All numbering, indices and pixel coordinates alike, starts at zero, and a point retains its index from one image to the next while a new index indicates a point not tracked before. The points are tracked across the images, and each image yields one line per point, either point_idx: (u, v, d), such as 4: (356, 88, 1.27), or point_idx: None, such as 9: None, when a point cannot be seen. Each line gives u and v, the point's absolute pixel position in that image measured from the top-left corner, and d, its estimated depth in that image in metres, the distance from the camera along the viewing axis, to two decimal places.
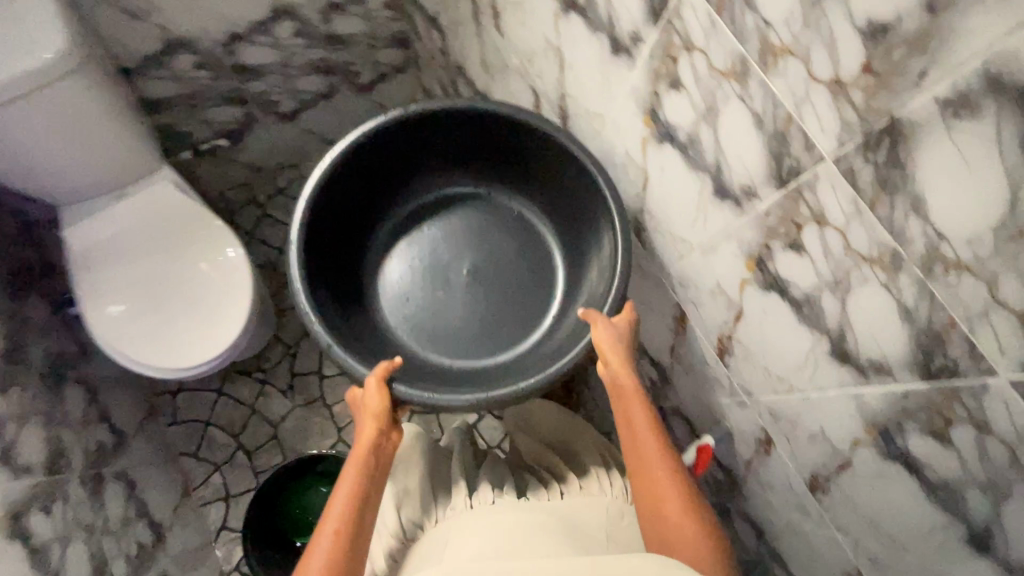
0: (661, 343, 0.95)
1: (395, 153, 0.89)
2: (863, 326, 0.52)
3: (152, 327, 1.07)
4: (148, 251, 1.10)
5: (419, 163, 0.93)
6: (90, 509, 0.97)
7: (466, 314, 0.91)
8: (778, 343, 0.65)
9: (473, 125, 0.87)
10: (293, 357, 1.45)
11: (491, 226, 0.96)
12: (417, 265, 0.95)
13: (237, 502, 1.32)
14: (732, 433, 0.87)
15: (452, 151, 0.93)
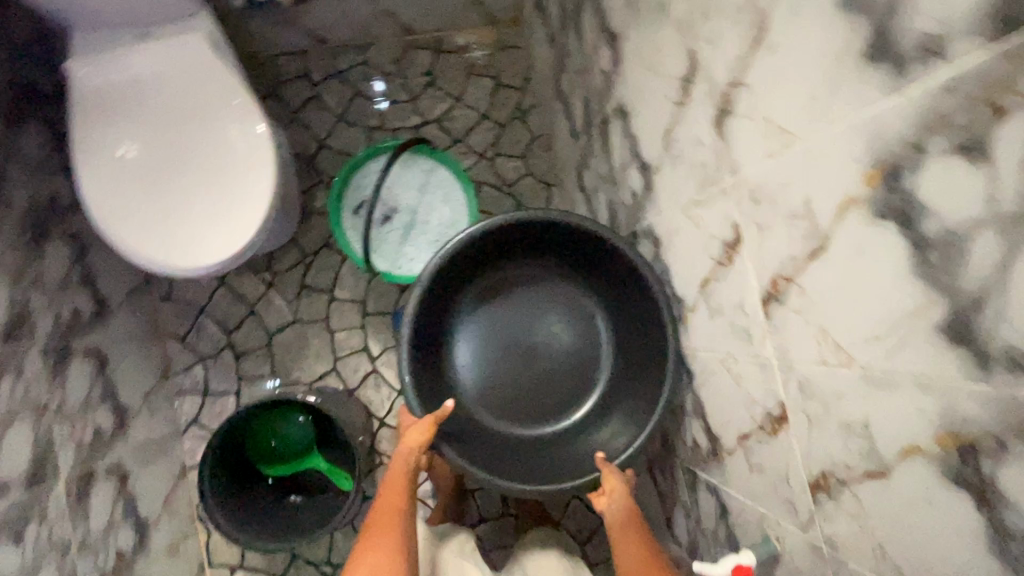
0: (731, 421, 0.76)
1: (517, 236, 0.93)
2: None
3: (153, 210, 0.91)
4: (166, 115, 0.92)
5: (528, 251, 0.96)
6: (46, 386, 0.87)
7: (518, 394, 0.95)
8: (921, 535, 0.47)
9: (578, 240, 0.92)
10: (307, 267, 1.30)
11: (567, 326, 0.98)
12: (490, 346, 0.97)
13: (213, 401, 1.23)
14: (779, 557, 0.71)
15: (561, 248, 0.95)
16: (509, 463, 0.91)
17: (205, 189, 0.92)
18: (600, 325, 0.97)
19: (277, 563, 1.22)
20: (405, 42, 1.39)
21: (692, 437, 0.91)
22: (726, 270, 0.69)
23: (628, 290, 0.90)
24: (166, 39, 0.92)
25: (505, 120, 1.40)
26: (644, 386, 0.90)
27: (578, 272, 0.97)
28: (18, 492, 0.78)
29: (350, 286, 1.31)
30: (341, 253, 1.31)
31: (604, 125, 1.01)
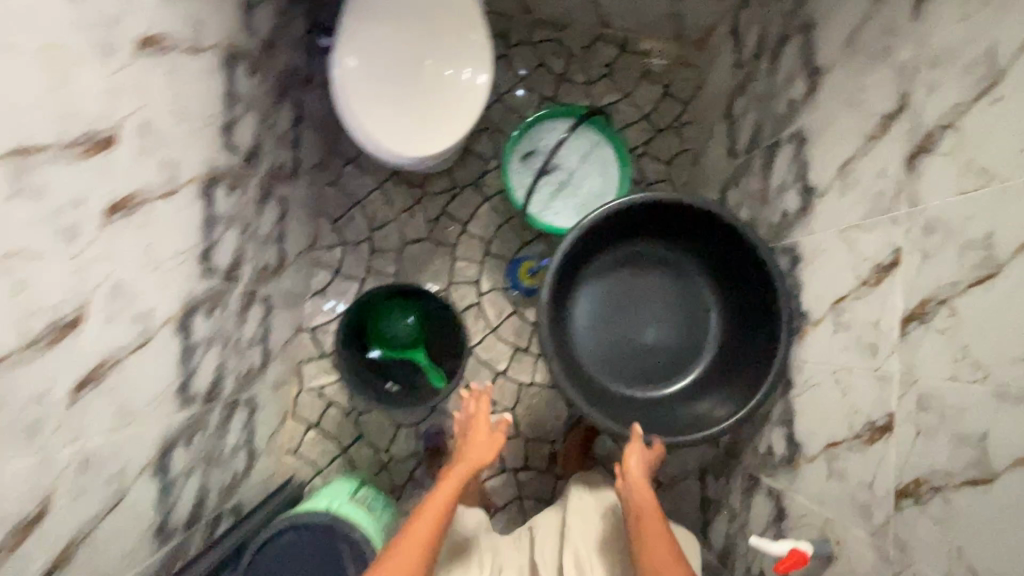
0: (822, 429, 0.83)
1: (665, 216, 1.03)
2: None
3: (381, 101, 1.09)
4: (415, 28, 1.09)
5: (665, 228, 1.06)
6: (254, 211, 1.05)
7: (622, 353, 1.05)
8: (1008, 538, 0.54)
9: (720, 231, 0.99)
10: (453, 196, 1.45)
11: (681, 300, 1.08)
12: (613, 301, 1.07)
13: (341, 281, 1.40)
14: (835, 558, 0.77)
15: (697, 238, 1.05)
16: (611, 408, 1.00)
17: (426, 98, 1.09)
18: (711, 308, 1.07)
19: (346, 436, 1.37)
20: (597, 33, 1.53)
21: (766, 444, 0.98)
22: (871, 290, 0.76)
23: (754, 286, 0.98)
24: None
25: (662, 127, 1.51)
26: (739, 383, 0.97)
27: (704, 258, 1.06)
28: (219, 281, 0.95)
29: (483, 225, 1.45)
30: (484, 195, 1.46)
31: (771, 149, 1.09)
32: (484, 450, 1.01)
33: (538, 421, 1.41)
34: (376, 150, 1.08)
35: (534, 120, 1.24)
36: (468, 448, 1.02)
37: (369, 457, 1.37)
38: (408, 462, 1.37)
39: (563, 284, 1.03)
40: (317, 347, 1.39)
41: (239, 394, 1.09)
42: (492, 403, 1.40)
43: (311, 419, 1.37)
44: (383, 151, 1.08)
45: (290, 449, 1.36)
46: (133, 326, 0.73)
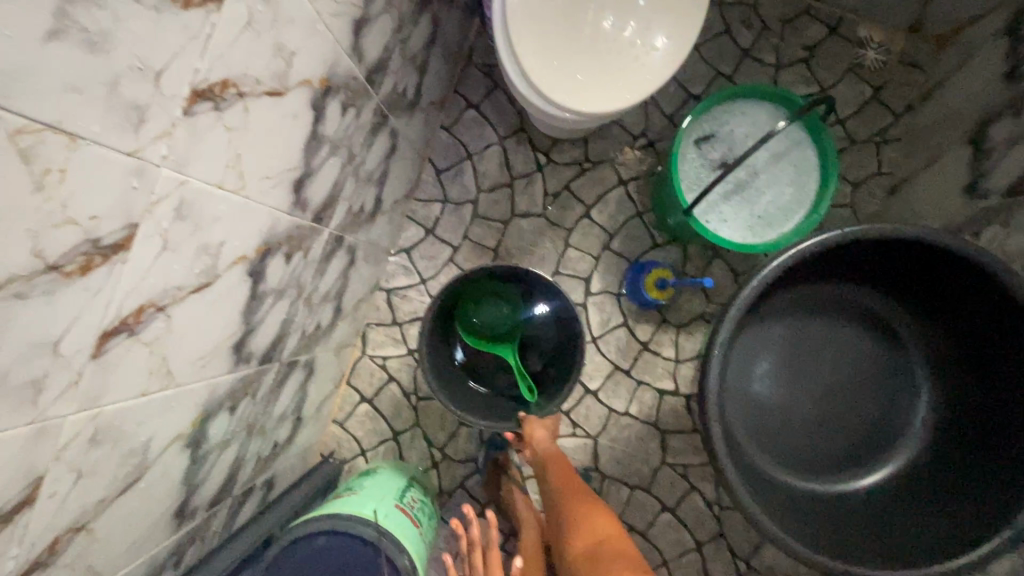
0: None
1: (907, 259, 0.75)
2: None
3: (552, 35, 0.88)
4: None
5: (893, 275, 0.79)
6: (362, 140, 0.85)
7: (798, 426, 0.79)
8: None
9: (983, 298, 0.72)
10: (582, 171, 1.21)
11: (893, 373, 0.80)
12: (803, 355, 0.79)
13: (433, 243, 1.20)
14: None
15: (942, 298, 0.77)
16: (775, 494, 0.75)
17: (607, 38, 0.88)
18: (930, 391, 0.79)
19: (401, 420, 1.19)
20: (805, 7, 1.21)
21: None
22: None
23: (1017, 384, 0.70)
24: None
25: (859, 139, 1.19)
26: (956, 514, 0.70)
27: (937, 325, 0.78)
28: (308, 219, 0.76)
29: (609, 213, 1.20)
30: (619, 177, 1.20)
31: None
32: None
33: (623, 458, 1.17)
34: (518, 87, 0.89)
35: (724, 101, 0.96)
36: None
37: (421, 450, 1.18)
38: (463, 467, 1.18)
39: (745, 320, 0.76)
40: (390, 312, 1.20)
41: (300, 354, 0.91)
42: (573, 425, 1.18)
43: (366, 391, 1.19)
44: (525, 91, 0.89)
45: (337, 418, 1.19)
46: (196, 261, 0.54)
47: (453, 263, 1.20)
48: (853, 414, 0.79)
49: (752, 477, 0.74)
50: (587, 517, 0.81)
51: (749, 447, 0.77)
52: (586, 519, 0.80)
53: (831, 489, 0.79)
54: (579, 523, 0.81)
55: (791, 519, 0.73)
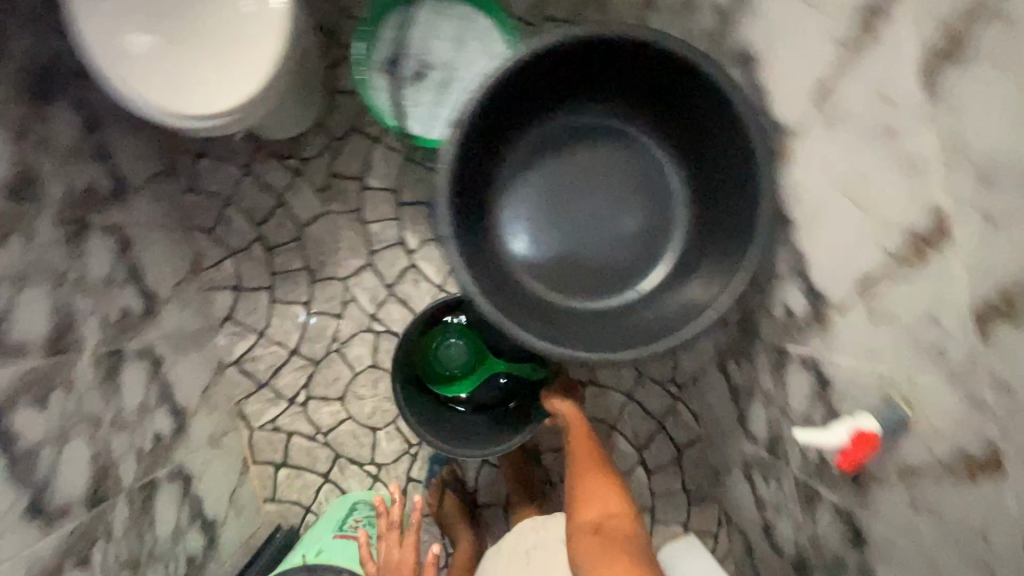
0: (843, 270, 0.62)
1: (572, 69, 0.77)
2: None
3: (168, 55, 0.81)
4: None
5: (575, 84, 0.81)
6: (65, 256, 0.81)
7: (586, 261, 0.83)
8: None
9: (638, 58, 0.75)
10: (336, 153, 1.19)
11: (626, 161, 0.84)
12: (544, 194, 0.83)
13: (248, 298, 1.17)
14: (904, 425, 0.59)
15: (624, 78, 0.80)
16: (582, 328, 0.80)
17: (214, 14, 0.81)
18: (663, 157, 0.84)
19: (321, 461, 1.19)
20: None
21: (783, 308, 0.77)
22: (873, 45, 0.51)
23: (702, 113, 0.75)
24: None
25: None
26: (729, 250, 0.75)
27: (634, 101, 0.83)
28: (40, 361, 0.72)
29: (383, 173, 1.19)
30: (372, 136, 1.18)
31: None
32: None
33: None
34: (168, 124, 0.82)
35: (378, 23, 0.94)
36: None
37: (355, 474, 1.19)
38: (401, 464, 1.20)
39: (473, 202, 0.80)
40: (250, 379, 1.18)
41: (155, 472, 0.89)
42: None
43: (276, 458, 1.18)
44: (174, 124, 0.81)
45: (267, 496, 1.18)
46: None
47: (276, 302, 1.18)
48: (614, 215, 0.83)
49: (554, 324, 0.79)
50: (595, 499, 0.87)
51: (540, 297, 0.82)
52: (598, 500, 0.86)
53: (639, 290, 0.83)
54: (591, 499, 0.87)
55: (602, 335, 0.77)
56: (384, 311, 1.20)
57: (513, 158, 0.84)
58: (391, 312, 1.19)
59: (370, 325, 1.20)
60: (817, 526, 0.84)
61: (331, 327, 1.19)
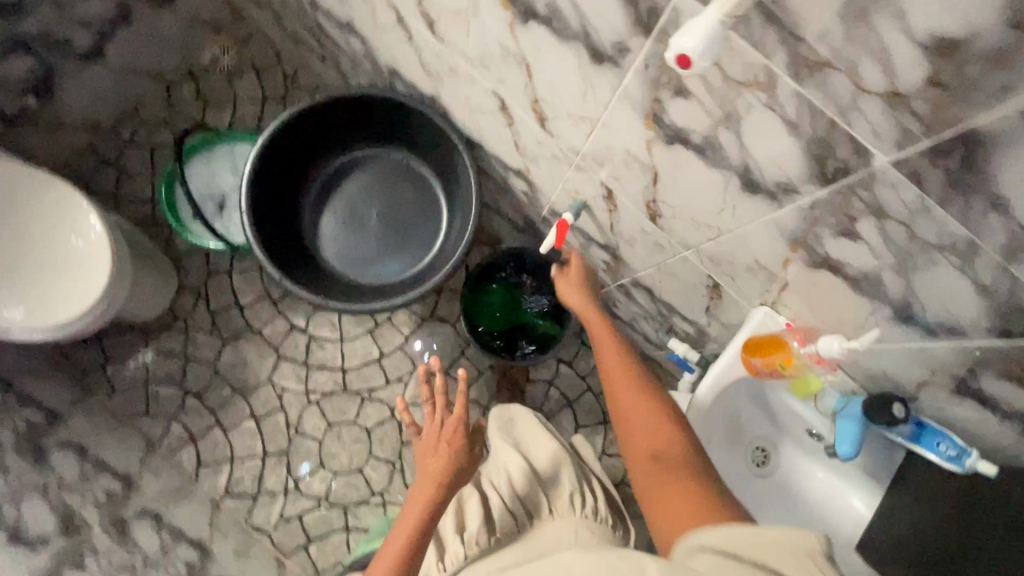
0: (508, 147, 0.95)
1: (298, 147, 1.09)
2: (603, 23, 0.53)
3: (42, 300, 1.09)
4: (16, 235, 1.10)
5: (313, 149, 1.13)
6: None
7: (388, 252, 1.16)
8: (564, 77, 0.65)
9: (335, 111, 1.07)
10: (206, 296, 1.44)
11: (378, 175, 1.18)
12: (338, 227, 1.16)
13: (205, 439, 1.38)
14: (588, 204, 0.91)
15: (336, 133, 1.13)
16: (410, 289, 1.10)
17: (56, 258, 1.10)
18: (397, 159, 1.18)
19: (337, 519, 1.38)
20: (165, 87, 1.52)
21: (520, 192, 1.10)
22: (413, 37, 0.87)
23: (396, 117, 1.10)
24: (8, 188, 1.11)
25: (282, 96, 1.55)
26: (463, 180, 1.08)
27: (358, 139, 1.16)
28: None
29: (249, 289, 1.45)
30: (226, 270, 1.46)
31: (322, 27, 1.17)
32: (455, 449, 0.88)
33: (438, 351, 1.48)
34: (66, 330, 1.09)
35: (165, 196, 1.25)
36: (436, 452, 0.88)
37: (368, 510, 1.39)
38: (396, 481, 1.41)
39: (294, 260, 1.09)
40: (243, 498, 1.36)
41: None
42: (400, 379, 1.46)
43: (301, 542, 1.36)
44: (72, 324, 1.09)
45: None
46: None
47: (229, 429, 1.39)
48: (388, 212, 1.17)
49: (391, 297, 1.08)
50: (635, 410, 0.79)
51: (378, 290, 1.13)
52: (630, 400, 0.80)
53: (435, 244, 1.16)
54: (621, 412, 0.81)
55: (422, 284, 1.08)
56: (312, 382, 1.44)
57: (306, 216, 1.16)
58: (317, 379, 1.44)
59: (309, 399, 1.43)
60: (644, 307, 1.15)
61: (280, 419, 1.41)
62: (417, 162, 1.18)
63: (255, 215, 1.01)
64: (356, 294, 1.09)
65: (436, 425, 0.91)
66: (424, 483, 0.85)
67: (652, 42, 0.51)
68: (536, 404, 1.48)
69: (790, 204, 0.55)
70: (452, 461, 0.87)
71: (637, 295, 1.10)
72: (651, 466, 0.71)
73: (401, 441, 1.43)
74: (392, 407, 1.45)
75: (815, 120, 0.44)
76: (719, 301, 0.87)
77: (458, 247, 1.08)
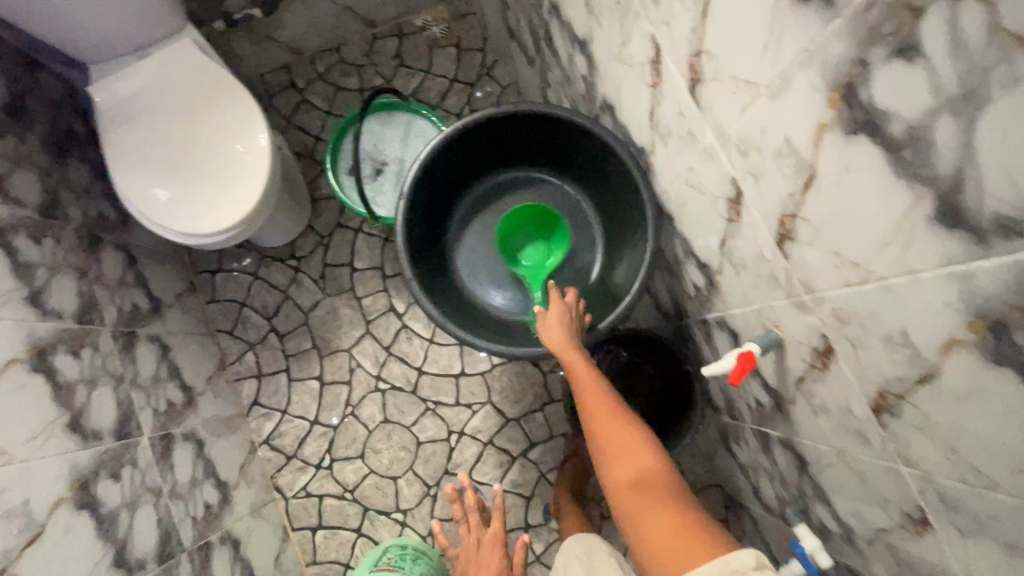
0: (709, 238, 0.80)
1: (480, 147, 1.01)
2: (1000, 185, 0.37)
3: (196, 201, 1.09)
4: (191, 132, 1.12)
5: (492, 154, 1.04)
6: (119, 362, 1.00)
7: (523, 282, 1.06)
8: (864, 217, 0.49)
9: (531, 124, 0.97)
10: (327, 245, 1.42)
11: (544, 200, 1.08)
12: (484, 239, 1.08)
13: (269, 381, 1.36)
14: (784, 344, 0.73)
15: (523, 147, 1.03)
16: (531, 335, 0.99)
17: (220, 163, 1.11)
18: (570, 191, 1.07)
19: (352, 518, 1.30)
20: (371, 36, 1.52)
21: (690, 284, 0.94)
22: (661, 86, 0.74)
23: (589, 152, 0.98)
24: (196, 84, 1.13)
25: (473, 81, 1.50)
26: (633, 247, 0.94)
27: (538, 156, 1.05)
28: (110, 442, 0.90)
29: (366, 256, 1.41)
30: (353, 228, 1.43)
31: (548, 33, 1.09)
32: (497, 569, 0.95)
33: (518, 394, 1.35)
34: (209, 236, 1.09)
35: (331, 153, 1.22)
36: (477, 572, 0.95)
37: (385, 523, 1.30)
38: (424, 507, 1.31)
39: (433, 262, 1.02)
40: (279, 454, 1.33)
41: (208, 536, 1.05)
42: (469, 406, 1.35)
43: (312, 522, 1.30)
44: (215, 230, 1.08)
45: (310, 559, 1.29)
46: (9, 526, 0.70)
47: (294, 381, 1.36)
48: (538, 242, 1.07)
49: (510, 339, 0.97)
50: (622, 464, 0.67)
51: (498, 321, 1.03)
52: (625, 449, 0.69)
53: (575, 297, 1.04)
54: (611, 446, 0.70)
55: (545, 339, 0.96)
56: (386, 371, 1.37)
57: (459, 217, 1.08)
58: (392, 370, 1.37)
59: (376, 385, 1.37)
60: (778, 468, 0.94)
61: (342, 393, 1.36)
62: (587, 206, 1.06)
63: (411, 209, 0.93)
64: (474, 319, 1.00)
65: (473, 546, 1.00)
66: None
67: None
68: (595, 496, 1.31)
69: None
70: None
71: (781, 454, 0.90)
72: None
73: (445, 469, 1.32)
74: (450, 430, 1.34)
75: None
76: (913, 536, 0.65)
77: (599, 315, 0.95)
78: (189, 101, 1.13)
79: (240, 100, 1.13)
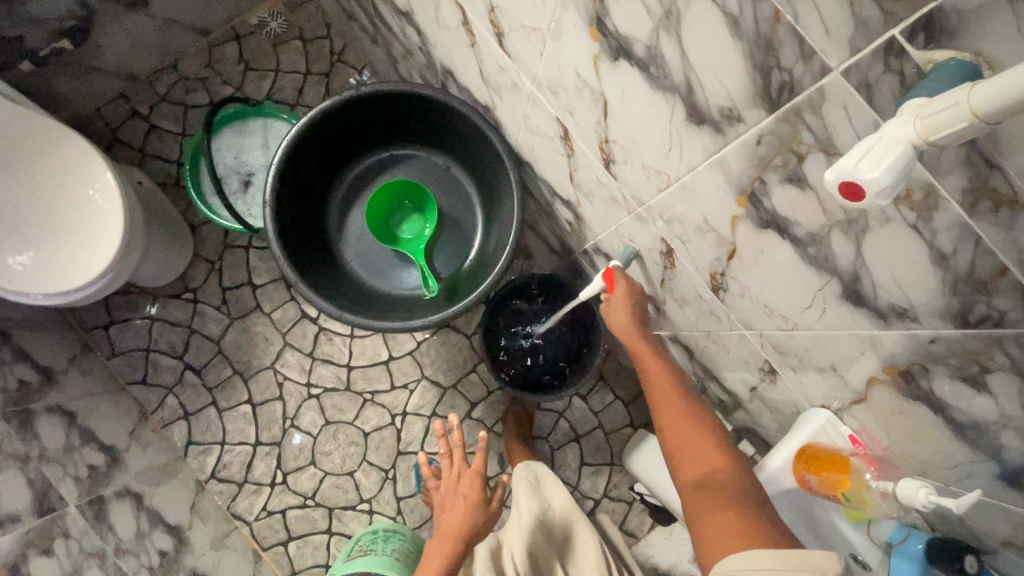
0: (561, 176, 0.86)
1: (336, 136, 1.01)
2: (714, 82, 0.44)
3: (54, 259, 1.03)
4: (28, 187, 1.04)
5: (352, 141, 1.04)
6: (20, 441, 0.96)
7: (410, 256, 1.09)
8: (648, 130, 0.57)
9: (380, 105, 0.98)
10: (220, 270, 1.38)
11: (415, 175, 1.11)
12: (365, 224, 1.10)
13: (198, 418, 1.34)
14: (641, 254, 0.82)
15: (381, 127, 1.04)
16: (430, 303, 1.03)
17: (70, 214, 1.05)
18: (438, 160, 1.10)
19: (320, 521, 1.33)
20: (207, 45, 1.45)
21: (564, 221, 1.01)
22: (477, 44, 0.78)
23: (443, 120, 1.00)
24: (20, 135, 1.04)
25: (327, 71, 1.47)
26: (504, 199, 1.00)
27: (398, 133, 1.07)
28: (32, 520, 0.88)
29: (264, 271, 1.39)
30: (243, 246, 1.39)
31: (378, 9, 1.09)
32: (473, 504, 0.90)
33: (449, 363, 1.41)
34: (79, 292, 1.04)
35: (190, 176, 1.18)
36: (454, 509, 0.89)
37: (353, 516, 1.34)
38: (386, 491, 1.36)
39: (318, 259, 1.03)
40: (229, 484, 1.32)
41: None
42: (405, 387, 1.39)
43: (281, 537, 1.32)
44: (84, 285, 1.03)
45: (289, 571, 1.31)
46: None
47: (224, 411, 1.35)
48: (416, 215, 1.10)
49: (411, 312, 1.01)
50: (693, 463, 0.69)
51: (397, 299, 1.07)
52: (698, 455, 0.70)
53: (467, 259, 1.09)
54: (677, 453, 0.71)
55: (442, 304, 1.01)
56: (315, 376, 1.38)
57: (335, 210, 1.09)
58: (321, 373, 1.38)
59: (309, 392, 1.37)
60: (677, 362, 1.06)
61: (277, 409, 1.36)
62: (457, 171, 1.09)
63: (279, 213, 0.93)
64: (373, 303, 1.03)
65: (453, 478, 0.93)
66: (444, 539, 0.85)
67: (774, 119, 0.41)
68: (542, 433, 1.41)
69: (901, 330, 0.46)
70: (470, 517, 0.88)
71: (674, 350, 1.02)
72: (721, 517, 0.62)
73: (398, 450, 1.37)
74: (394, 414, 1.38)
75: (978, 259, 0.35)
76: (771, 386, 0.77)
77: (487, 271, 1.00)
78: (16, 154, 1.04)
79: (75, 143, 1.06)
